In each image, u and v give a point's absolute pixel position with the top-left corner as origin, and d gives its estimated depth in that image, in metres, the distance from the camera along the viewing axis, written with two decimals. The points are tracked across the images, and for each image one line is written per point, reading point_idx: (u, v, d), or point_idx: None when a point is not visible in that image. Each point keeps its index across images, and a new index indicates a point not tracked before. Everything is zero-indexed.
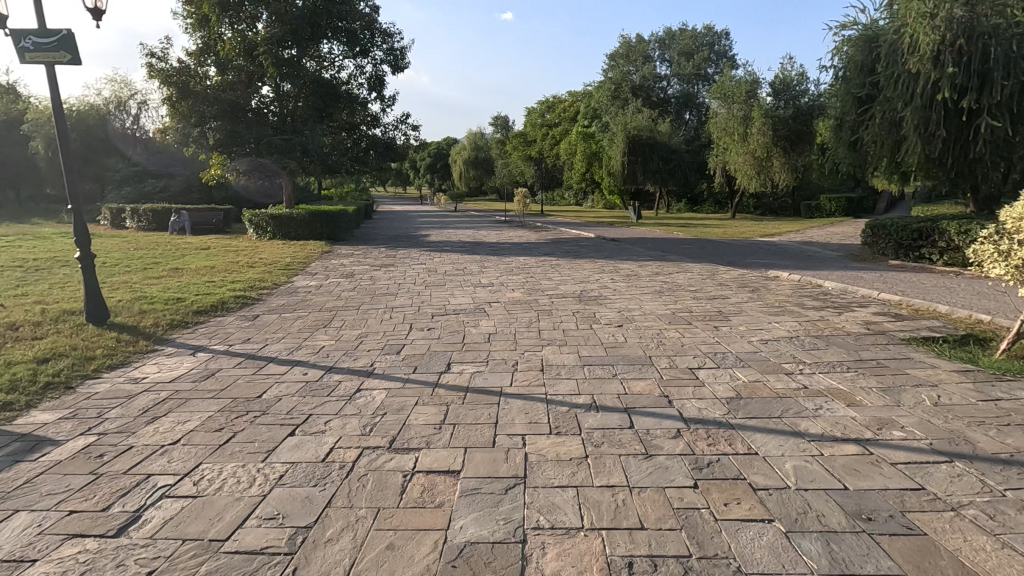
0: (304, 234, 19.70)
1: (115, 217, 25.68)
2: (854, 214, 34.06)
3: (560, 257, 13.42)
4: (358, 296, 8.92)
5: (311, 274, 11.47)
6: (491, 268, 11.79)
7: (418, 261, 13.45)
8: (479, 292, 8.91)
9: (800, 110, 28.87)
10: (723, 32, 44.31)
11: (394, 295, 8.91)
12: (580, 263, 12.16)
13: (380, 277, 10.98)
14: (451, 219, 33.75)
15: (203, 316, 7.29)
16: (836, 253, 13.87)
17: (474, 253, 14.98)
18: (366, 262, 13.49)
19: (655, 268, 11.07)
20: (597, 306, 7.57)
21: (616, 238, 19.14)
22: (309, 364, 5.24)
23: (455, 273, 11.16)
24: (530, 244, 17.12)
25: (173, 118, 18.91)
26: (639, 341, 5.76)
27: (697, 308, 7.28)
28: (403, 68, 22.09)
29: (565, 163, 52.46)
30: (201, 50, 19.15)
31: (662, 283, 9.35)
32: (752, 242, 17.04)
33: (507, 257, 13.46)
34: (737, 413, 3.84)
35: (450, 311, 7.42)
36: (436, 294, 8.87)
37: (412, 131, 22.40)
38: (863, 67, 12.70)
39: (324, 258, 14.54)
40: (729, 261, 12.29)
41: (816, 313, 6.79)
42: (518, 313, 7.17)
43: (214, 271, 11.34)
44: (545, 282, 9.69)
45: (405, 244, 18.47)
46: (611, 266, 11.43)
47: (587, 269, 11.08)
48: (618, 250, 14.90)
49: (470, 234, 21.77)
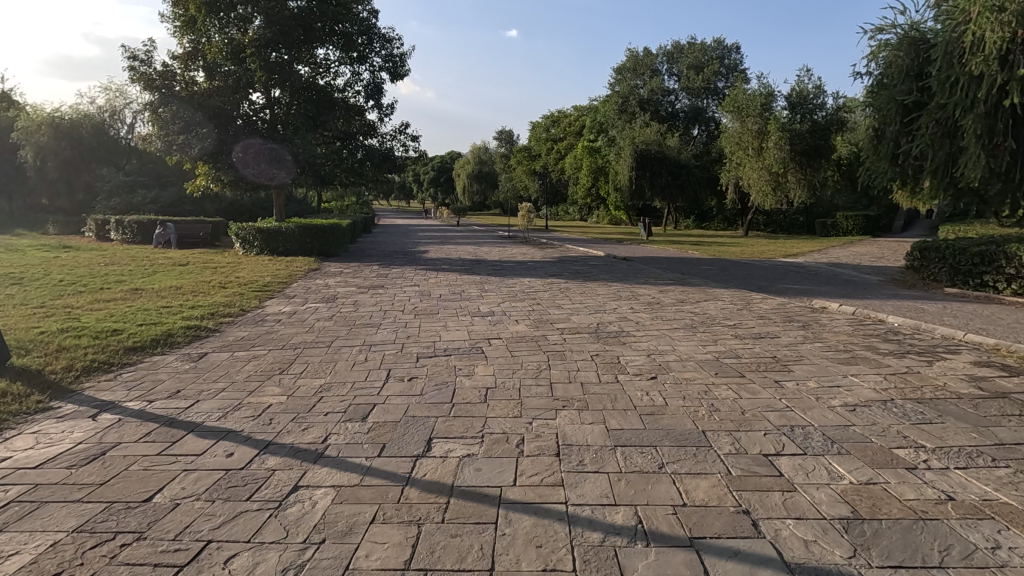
0: (293, 249, 18.42)
1: (100, 229, 24.55)
2: (872, 233, 32.72)
3: (569, 279, 12.09)
4: (334, 327, 7.60)
5: (289, 297, 10.19)
6: (492, 292, 10.47)
7: (412, 281, 12.14)
8: (476, 324, 7.58)
9: (817, 124, 27.62)
10: (733, 46, 43.23)
11: (377, 326, 7.59)
12: (592, 287, 10.83)
13: (366, 302, 9.67)
14: (453, 234, 32.61)
15: (135, 354, 5.94)
16: (875, 277, 12.49)
17: (474, 273, 13.69)
18: (355, 283, 12.21)
19: (679, 295, 9.74)
20: (619, 346, 6.22)
21: (628, 256, 17.88)
22: (241, 437, 3.86)
23: (452, 298, 9.85)
24: (535, 262, 15.83)
25: (155, 125, 17.72)
26: (681, 404, 4.40)
27: (743, 351, 5.92)
28: (403, 75, 21.05)
29: (571, 177, 51.45)
30: (189, 54, 18.11)
31: (692, 315, 8.01)
32: (776, 263, 15.72)
33: (510, 278, 12.17)
34: (868, 555, 2.45)
35: (439, 351, 6.08)
36: (426, 325, 7.55)
37: (412, 141, 21.24)
38: (909, 72, 11.47)
39: (308, 277, 13.27)
40: (760, 287, 10.93)
41: (898, 362, 5.43)
42: (523, 356, 5.82)
43: (178, 292, 10.03)
44: (554, 312, 8.36)
45: (401, 261, 17.18)
46: (628, 291, 10.11)
47: (602, 295, 9.75)
48: (633, 271, 13.58)
49: (472, 251, 20.50)
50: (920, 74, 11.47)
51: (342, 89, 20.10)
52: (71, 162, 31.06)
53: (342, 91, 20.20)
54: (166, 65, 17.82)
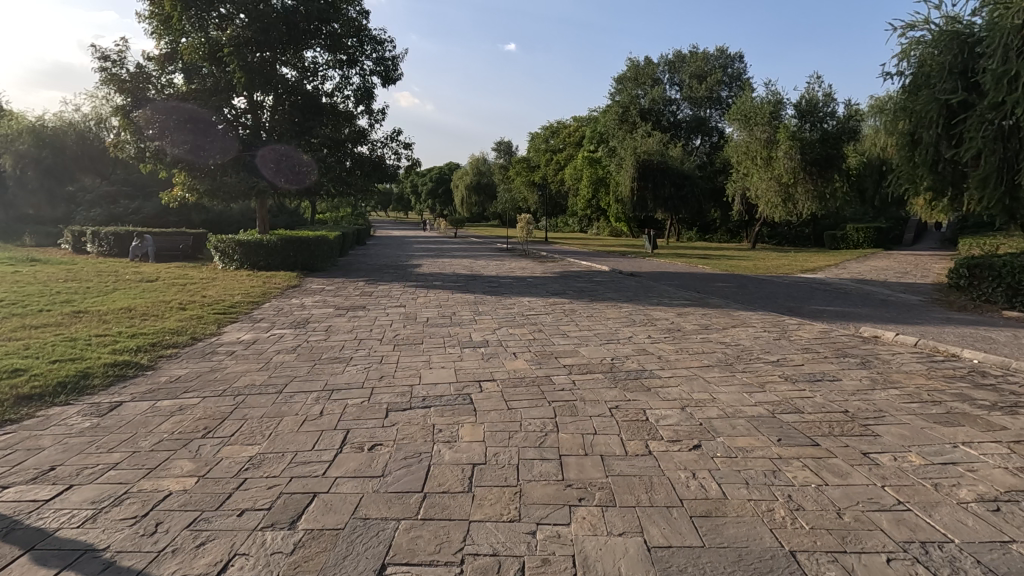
0: (275, 263, 17.17)
1: (77, 241, 23.31)
2: (883, 246, 31.50)
3: (573, 299, 10.85)
4: (294, 362, 6.33)
5: (256, 321, 8.93)
6: (487, 315, 9.23)
7: (398, 301, 10.88)
8: (466, 359, 6.32)
9: (828, 133, 26.52)
10: (736, 55, 42.33)
11: (346, 361, 6.32)
12: (600, 309, 9.60)
13: (340, 327, 8.41)
14: (450, 247, 31.39)
15: (28, 406, 4.65)
16: (913, 297, 11.23)
17: (469, 291, 12.43)
18: (335, 302, 10.95)
19: (702, 319, 8.49)
20: (643, 394, 4.94)
21: (634, 271, 16.69)
22: (97, 566, 2.55)
23: (440, 322, 8.63)
24: (536, 278, 14.62)
25: (127, 130, 16.53)
26: (747, 497, 3.10)
27: (803, 403, 4.63)
28: (396, 80, 19.98)
29: (571, 188, 50.45)
30: (166, 56, 17.04)
31: (723, 347, 6.73)
32: (797, 280, 14.53)
33: (508, 298, 10.91)
34: None
35: (415, 402, 4.81)
36: (404, 360, 6.28)
37: (404, 149, 20.12)
38: (952, 70, 10.41)
39: (285, 295, 12.03)
40: (789, 309, 9.70)
41: (1014, 421, 4.13)
42: (522, 411, 4.54)
43: (128, 315, 8.77)
44: (560, 342, 7.12)
45: (391, 276, 15.93)
46: (643, 315, 8.87)
47: (612, 320, 8.49)
48: (643, 289, 12.37)
49: (467, 265, 19.25)
50: (965, 71, 10.38)
51: (330, 93, 18.99)
52: (52, 172, 29.84)
53: (330, 96, 19.10)
54: (141, 67, 16.71)
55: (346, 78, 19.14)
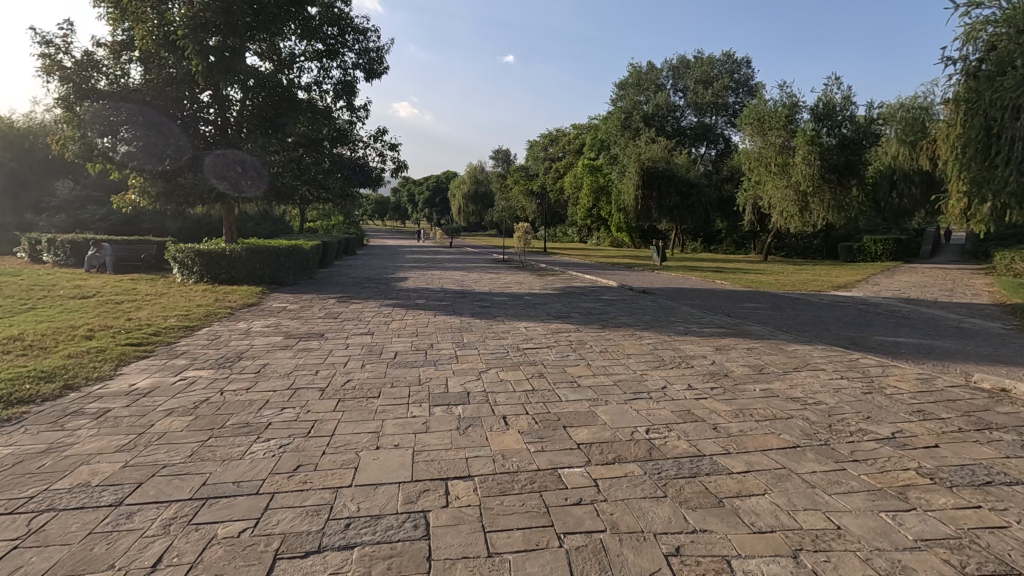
0: (238, 276, 15.18)
1: (33, 249, 21.31)
2: (903, 259, 29.64)
3: (581, 325, 8.88)
4: (181, 432, 4.31)
5: (172, 356, 6.90)
6: (472, 348, 7.26)
7: (366, 327, 8.89)
8: (432, 429, 4.33)
9: (848, 138, 24.67)
10: (743, 60, 40.78)
11: (256, 431, 4.33)
12: (615, 341, 7.63)
13: (278, 367, 6.40)
14: (443, 257, 29.48)
15: None
16: (991, 324, 9.28)
17: (455, 311, 10.51)
18: (290, 328, 8.98)
19: (751, 360, 6.51)
20: (716, 518, 2.94)
21: (646, 287, 14.81)
22: None
23: (409, 359, 6.65)
24: (534, 296, 12.72)
25: (71, 125, 14.55)
26: None
27: (1008, 550, 2.61)
28: (380, 73, 18.19)
29: (571, 197, 48.78)
30: (121, 44, 15.22)
31: (799, 408, 4.76)
32: (835, 299, 12.61)
33: (501, 323, 8.94)
34: None
35: (330, 539, 2.79)
36: (345, 432, 4.31)
37: (389, 150, 18.33)
38: None
39: (235, 316, 10.09)
40: (850, 340, 7.75)
41: None
42: (512, 566, 2.54)
43: (8, 347, 6.77)
44: (569, 396, 5.17)
45: (369, 292, 14.01)
46: (672, 352, 6.92)
47: (633, 360, 6.50)
48: (662, 311, 10.44)
49: (457, 279, 17.29)
50: None
51: (306, 88, 17.17)
52: (17, 175, 27.76)
53: (307, 90, 17.26)
54: (89, 54, 14.78)
55: (324, 71, 17.33)
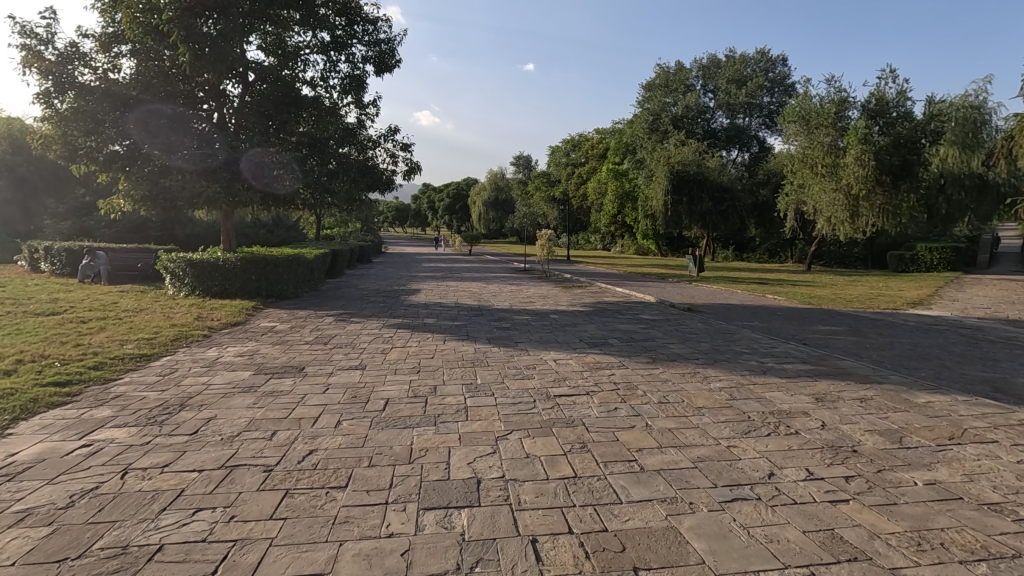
0: (232, 289, 13.74)
1: (31, 258, 20.24)
2: (960, 269, 27.12)
3: (624, 358, 7.05)
4: (7, 570, 2.64)
5: (98, 403, 5.27)
6: (487, 395, 5.53)
7: (358, 358, 7.21)
8: (413, 573, 2.61)
9: (903, 136, 22.34)
10: (778, 58, 38.57)
11: (128, 571, 2.63)
12: (675, 386, 5.77)
13: (226, 424, 4.74)
14: (460, 267, 27.94)
15: None
16: None
17: (469, 335, 8.80)
18: (267, 357, 7.37)
19: (878, 423, 4.61)
20: None
21: (689, 303, 12.98)
22: None
23: (404, 413, 4.94)
24: (562, 315, 10.98)
25: (51, 122, 13.26)
26: None
27: None
28: (392, 67, 16.71)
29: (594, 203, 46.89)
30: (110, 36, 13.91)
31: (1021, 534, 2.87)
32: (923, 321, 10.54)
33: (524, 354, 7.17)
34: None
35: None
36: (272, 574, 2.60)
37: (400, 150, 16.83)
38: None
39: (210, 340, 8.53)
40: (989, 385, 5.81)
41: None
42: None
43: None
44: (631, 495, 3.37)
45: (375, 307, 12.42)
46: (758, 405, 5.08)
47: (709, 421, 4.66)
48: (720, 337, 8.59)
49: (475, 292, 15.65)
50: None
51: (311, 82, 15.78)
52: (27, 181, 26.57)
53: (312, 85, 15.87)
54: (75, 44, 13.53)
55: (331, 64, 15.94)
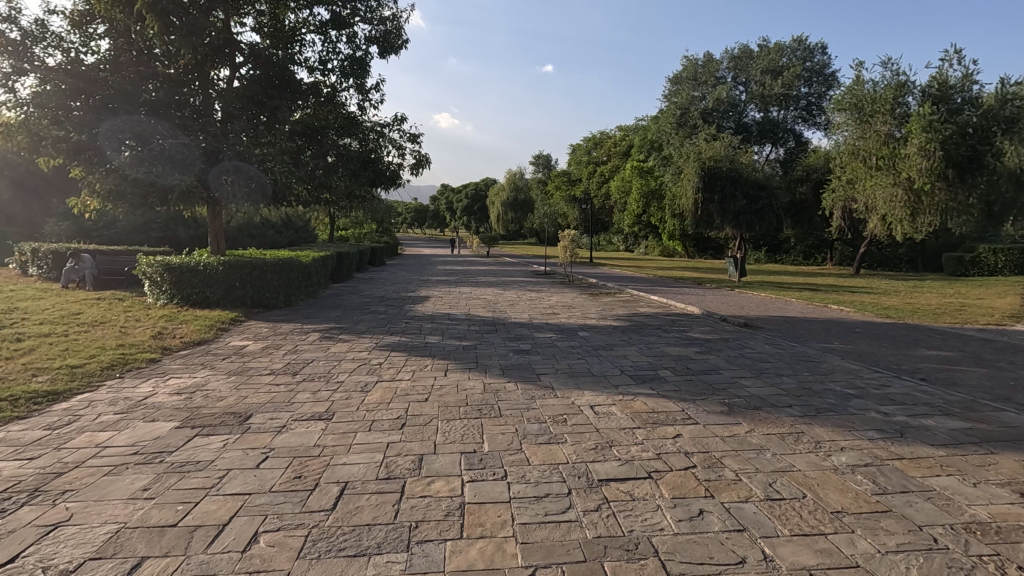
0: (213, 296, 12.05)
1: (20, 260, 18.96)
2: None
3: (688, 405, 5.08)
4: None
5: None
6: (494, 476, 3.62)
7: (327, 399, 5.40)
8: None
9: (971, 124, 19.63)
10: (817, 46, 35.84)
11: None
12: (780, 463, 3.80)
13: (74, 541, 2.92)
14: (476, 269, 26.18)
15: None
16: None
17: (480, 360, 6.95)
18: (211, 397, 5.59)
19: None
20: None
21: (743, 315, 10.98)
22: None
23: (361, 520, 3.08)
24: (594, 331, 9.08)
25: (13, 109, 11.77)
26: None
27: None
28: (399, 48, 14.96)
29: (617, 203, 44.84)
30: (83, 12, 12.43)
31: None
32: None
33: (550, 398, 5.28)
34: None
35: None
36: None
37: (408, 140, 15.08)
38: None
39: (153, 368, 6.81)
40: None
41: None
42: None
43: None
44: None
45: (372, 319, 10.67)
46: (937, 511, 3.10)
47: (876, 554, 2.69)
48: (804, 366, 6.59)
49: (490, 299, 13.84)
50: None
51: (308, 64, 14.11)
52: (25, 181, 25.31)
53: (308, 68, 14.20)
54: (42, 23, 12.07)
55: (330, 45, 14.30)
